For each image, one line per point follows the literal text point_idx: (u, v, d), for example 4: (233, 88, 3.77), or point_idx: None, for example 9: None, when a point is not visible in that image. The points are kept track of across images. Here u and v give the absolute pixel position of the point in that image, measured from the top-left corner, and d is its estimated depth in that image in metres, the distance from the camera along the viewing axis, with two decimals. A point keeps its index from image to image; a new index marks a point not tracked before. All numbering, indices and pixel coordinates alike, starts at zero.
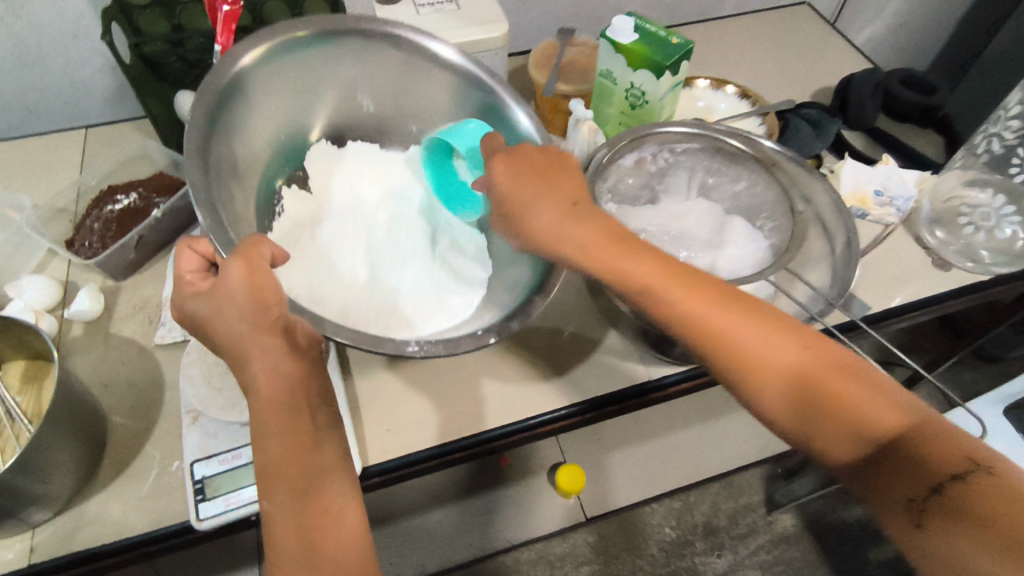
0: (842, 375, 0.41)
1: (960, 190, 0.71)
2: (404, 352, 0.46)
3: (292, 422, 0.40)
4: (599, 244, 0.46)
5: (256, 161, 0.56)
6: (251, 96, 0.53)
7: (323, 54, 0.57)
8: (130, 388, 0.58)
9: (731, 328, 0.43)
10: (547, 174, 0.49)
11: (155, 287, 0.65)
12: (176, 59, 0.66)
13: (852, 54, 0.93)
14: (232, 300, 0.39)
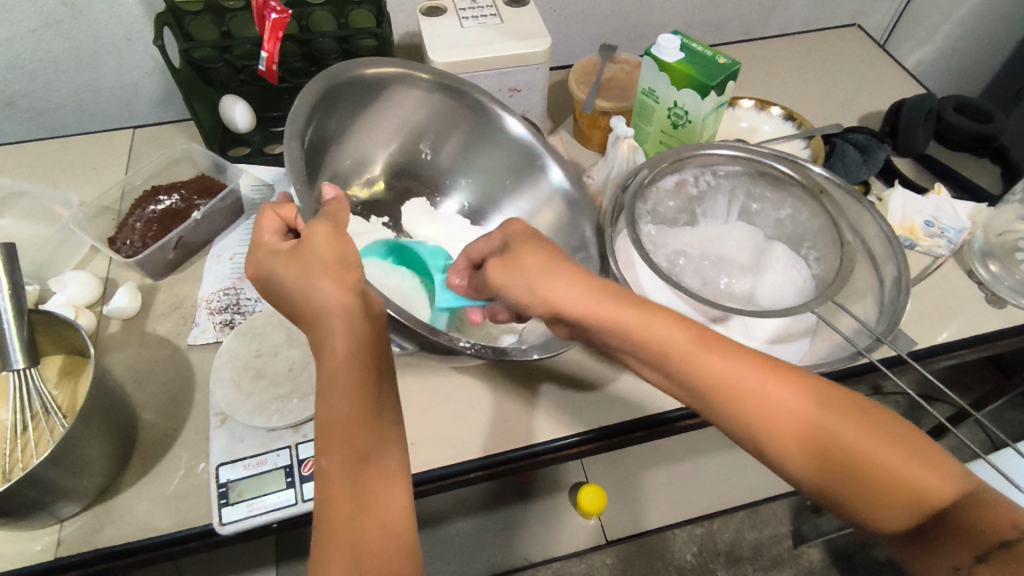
0: (872, 437, 0.38)
1: (1018, 224, 0.66)
2: (457, 346, 0.50)
3: (361, 380, 0.39)
4: (612, 305, 0.44)
5: (330, 162, 0.64)
6: (351, 104, 0.63)
7: (428, 99, 0.66)
8: (162, 386, 0.58)
9: (755, 392, 0.40)
10: (532, 253, 0.46)
11: (191, 287, 0.66)
12: (223, 64, 0.68)
13: (903, 78, 0.90)
14: (321, 258, 0.42)
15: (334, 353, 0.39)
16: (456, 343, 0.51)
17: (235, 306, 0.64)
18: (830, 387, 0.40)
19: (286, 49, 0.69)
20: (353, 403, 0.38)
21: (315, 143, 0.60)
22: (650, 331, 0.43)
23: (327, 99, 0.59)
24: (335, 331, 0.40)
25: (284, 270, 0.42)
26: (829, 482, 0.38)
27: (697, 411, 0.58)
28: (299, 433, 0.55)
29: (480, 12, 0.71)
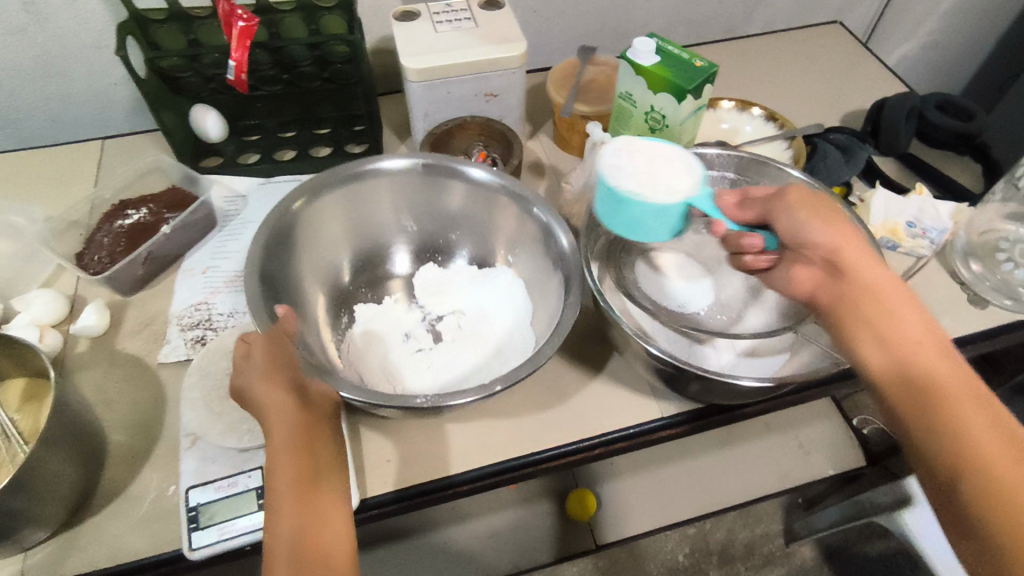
0: (978, 410, 0.40)
1: (1000, 223, 0.67)
2: (411, 404, 0.46)
3: (295, 463, 0.43)
4: (858, 267, 0.47)
5: (314, 283, 0.61)
6: (296, 240, 0.58)
7: (352, 192, 0.61)
8: (132, 407, 0.57)
9: (922, 365, 0.42)
10: (829, 218, 0.50)
11: (162, 303, 0.64)
12: (192, 73, 0.67)
13: (886, 76, 0.90)
14: (257, 363, 0.45)
15: (275, 449, 0.43)
16: (411, 400, 0.47)
17: (207, 321, 0.62)
18: (987, 399, 0.40)
19: (258, 58, 0.68)
20: (290, 495, 0.41)
21: (281, 278, 0.56)
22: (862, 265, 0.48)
23: (275, 239, 0.56)
24: (275, 425, 0.43)
25: (237, 378, 0.45)
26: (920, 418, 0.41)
27: (678, 421, 0.58)
28: None
29: (455, 16, 0.69)
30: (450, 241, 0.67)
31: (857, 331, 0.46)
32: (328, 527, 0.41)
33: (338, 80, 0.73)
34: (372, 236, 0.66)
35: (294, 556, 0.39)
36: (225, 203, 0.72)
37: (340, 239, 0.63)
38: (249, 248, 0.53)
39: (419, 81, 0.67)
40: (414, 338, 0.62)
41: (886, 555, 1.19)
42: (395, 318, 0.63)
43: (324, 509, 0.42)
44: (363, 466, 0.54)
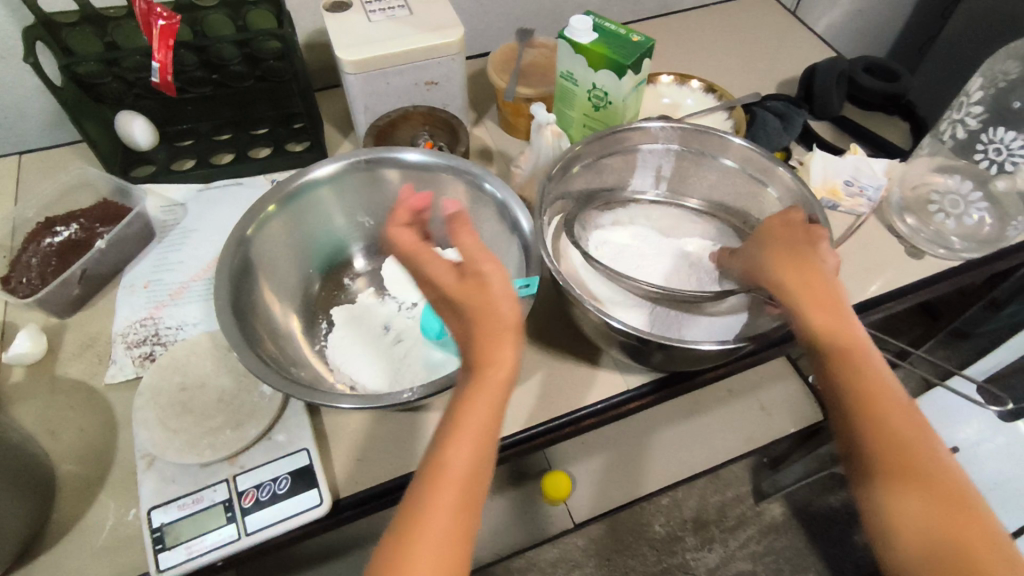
0: (948, 504, 0.40)
1: (930, 176, 0.70)
2: (400, 401, 0.47)
3: (479, 425, 0.39)
4: (808, 287, 0.47)
5: (285, 299, 0.59)
6: (260, 263, 0.56)
7: (295, 211, 0.59)
8: (81, 433, 0.54)
9: (882, 398, 0.43)
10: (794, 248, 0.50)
11: (103, 322, 0.61)
12: (113, 79, 0.64)
13: (815, 43, 0.92)
14: (500, 286, 0.40)
15: (467, 424, 0.38)
16: (399, 396, 0.47)
17: (155, 337, 0.59)
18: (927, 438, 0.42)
19: (183, 58, 0.64)
20: (453, 484, 0.38)
21: (253, 300, 0.54)
22: (856, 375, 0.44)
23: (238, 269, 0.52)
24: (477, 401, 0.39)
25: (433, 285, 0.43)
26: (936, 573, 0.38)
27: (645, 392, 0.59)
28: (236, 464, 0.51)
29: (388, 4, 0.68)
30: None
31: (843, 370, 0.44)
32: (468, 531, 0.38)
33: (271, 78, 0.70)
34: (327, 242, 0.63)
35: (435, 554, 0.36)
36: (162, 212, 0.69)
37: (299, 253, 0.61)
38: (214, 286, 0.50)
39: (357, 73, 0.65)
40: (396, 329, 0.59)
41: (849, 504, 1.25)
42: (372, 313, 0.61)
43: (472, 509, 0.38)
44: (332, 470, 0.53)
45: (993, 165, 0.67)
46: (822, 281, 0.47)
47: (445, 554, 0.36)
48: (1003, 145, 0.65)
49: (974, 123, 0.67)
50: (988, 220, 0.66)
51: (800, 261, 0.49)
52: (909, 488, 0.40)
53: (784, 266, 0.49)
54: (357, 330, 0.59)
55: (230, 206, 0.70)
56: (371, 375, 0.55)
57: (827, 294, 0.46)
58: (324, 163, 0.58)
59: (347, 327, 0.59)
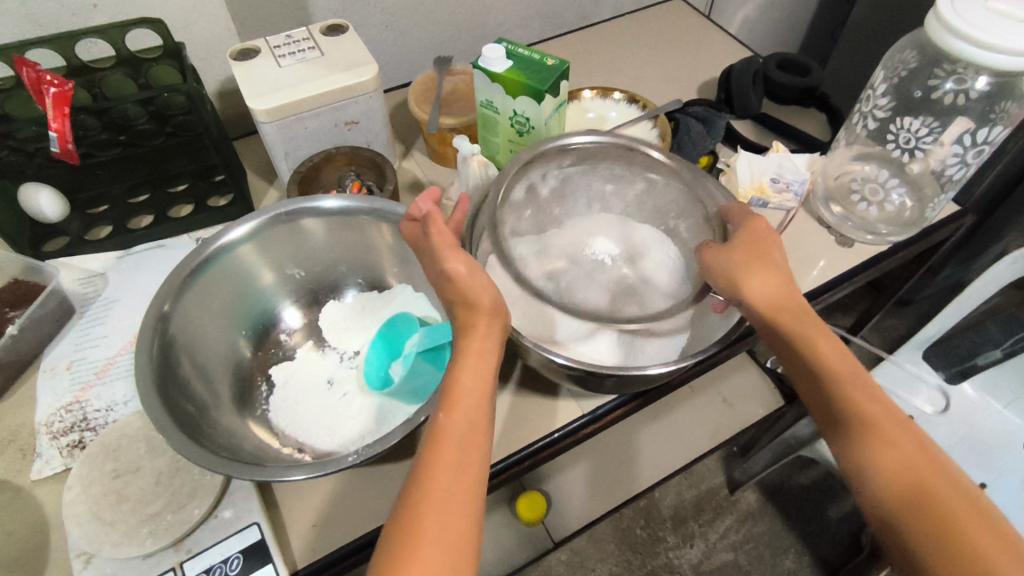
0: (923, 455, 0.45)
1: (849, 165, 0.72)
2: (344, 465, 0.45)
3: (470, 397, 0.43)
4: (752, 287, 0.52)
5: (217, 368, 0.56)
6: (183, 335, 0.53)
7: (213, 277, 0.56)
8: (8, 538, 0.50)
9: (841, 369, 0.48)
10: (753, 249, 0.54)
11: (24, 413, 0.57)
12: (9, 151, 0.60)
13: (731, 42, 0.95)
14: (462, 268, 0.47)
15: (461, 388, 0.43)
16: (344, 459, 0.45)
17: (82, 422, 0.56)
18: (888, 402, 0.47)
19: (83, 122, 0.61)
20: (455, 441, 0.41)
21: (178, 376, 0.51)
22: (816, 345, 0.50)
23: (160, 350, 0.50)
24: (469, 369, 0.44)
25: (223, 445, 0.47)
26: (912, 522, 0.42)
27: (601, 414, 0.58)
28: (181, 550, 0.48)
29: (297, 46, 0.66)
30: (337, 275, 0.64)
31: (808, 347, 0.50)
32: (478, 485, 0.40)
33: (183, 133, 0.66)
34: (255, 301, 0.61)
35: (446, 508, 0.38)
36: (81, 285, 0.65)
37: (224, 315, 0.58)
38: (135, 369, 0.47)
39: (271, 121, 0.63)
40: (340, 382, 0.57)
41: (819, 481, 1.28)
42: (313, 369, 0.59)
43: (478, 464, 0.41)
44: (287, 540, 0.51)
45: (904, 152, 0.70)
46: (775, 273, 0.52)
47: (456, 504, 0.38)
48: (912, 133, 0.68)
49: (882, 113, 0.70)
50: (908, 202, 0.69)
51: (756, 251, 0.53)
52: (878, 442, 0.45)
53: (740, 255, 0.53)
54: (293, 387, 0.57)
55: (154, 270, 0.67)
56: (317, 437, 0.53)
57: (775, 290, 0.52)
58: (237, 227, 0.56)
59: (284, 386, 0.57)
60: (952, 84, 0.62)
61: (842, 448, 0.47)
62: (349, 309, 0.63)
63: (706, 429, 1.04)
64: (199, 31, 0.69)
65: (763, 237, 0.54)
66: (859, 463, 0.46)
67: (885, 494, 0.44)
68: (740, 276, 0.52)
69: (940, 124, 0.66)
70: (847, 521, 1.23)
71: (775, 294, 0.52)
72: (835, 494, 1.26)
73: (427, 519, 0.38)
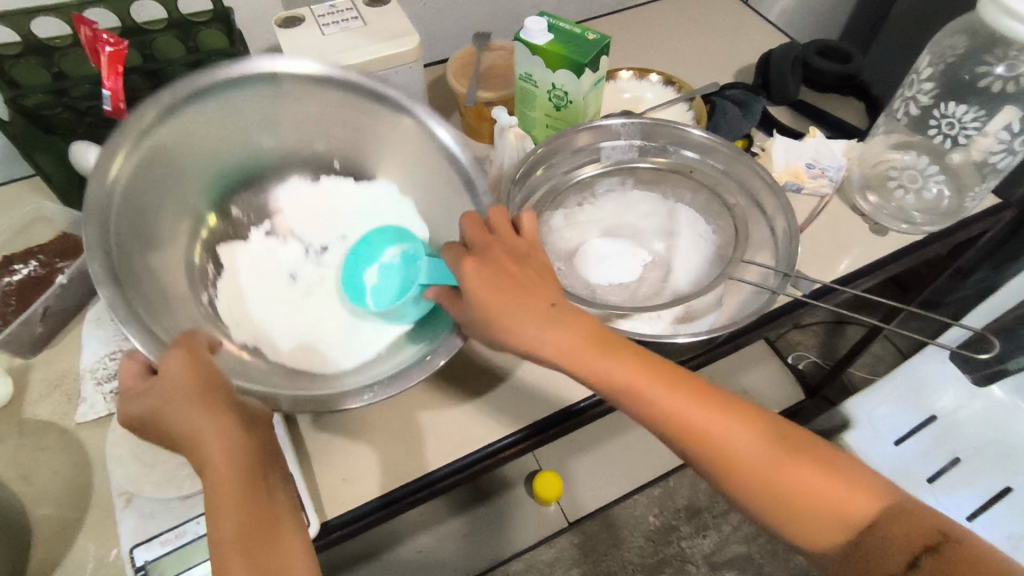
0: (813, 466, 0.42)
1: (887, 153, 0.71)
2: (354, 404, 0.47)
3: None
4: (519, 330, 0.44)
5: (177, 216, 0.53)
6: (152, 190, 0.50)
7: (212, 109, 0.53)
8: (55, 475, 0.53)
9: (694, 413, 0.43)
10: (510, 274, 0.46)
11: (72, 359, 0.59)
12: (63, 109, 0.61)
13: (770, 29, 0.94)
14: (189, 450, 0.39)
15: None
16: (359, 398, 0.47)
17: None
18: (754, 418, 0.44)
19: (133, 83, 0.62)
20: None
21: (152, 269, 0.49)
22: (647, 398, 0.44)
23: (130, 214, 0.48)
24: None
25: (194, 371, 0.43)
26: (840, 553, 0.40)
27: None
28: None
29: (342, 16, 0.67)
30: None
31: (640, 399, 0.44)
32: None
33: None
34: (240, 167, 0.58)
35: None
36: None
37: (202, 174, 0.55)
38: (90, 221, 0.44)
39: None
40: (301, 279, 0.58)
41: None
42: (276, 261, 0.58)
43: None
44: (319, 491, 0.52)
45: (947, 139, 0.69)
46: (563, 307, 0.46)
47: None
48: (956, 120, 0.67)
49: (926, 99, 0.69)
50: (947, 192, 0.68)
51: (501, 259, 0.47)
52: (760, 486, 0.42)
53: (496, 280, 0.46)
54: (254, 275, 0.57)
55: None
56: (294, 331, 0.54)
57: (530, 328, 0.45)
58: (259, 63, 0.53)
59: (239, 266, 0.57)
60: (1004, 69, 0.61)
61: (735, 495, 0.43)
62: (310, 196, 0.60)
63: None
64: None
65: (502, 252, 0.47)
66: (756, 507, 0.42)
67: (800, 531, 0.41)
68: (479, 287, 0.45)
69: (986, 114, 0.64)
70: None
71: (535, 336, 0.45)
72: None
73: None
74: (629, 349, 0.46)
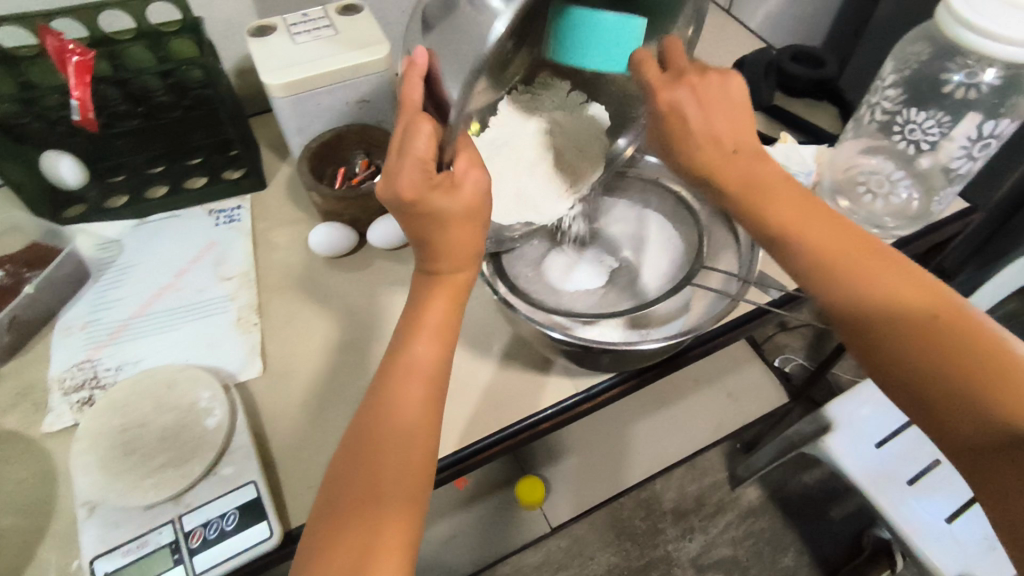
0: (953, 322, 0.41)
1: (856, 158, 0.72)
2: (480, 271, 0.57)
3: (410, 439, 0.43)
4: (725, 165, 0.50)
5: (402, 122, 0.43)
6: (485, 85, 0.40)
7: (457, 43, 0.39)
8: (20, 485, 0.53)
9: (825, 241, 0.46)
10: (737, 112, 0.50)
11: (39, 369, 0.59)
12: (33, 118, 0.62)
13: (747, 36, 0.94)
14: (452, 234, 0.46)
15: (400, 419, 0.44)
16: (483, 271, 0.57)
17: (93, 379, 0.58)
18: (904, 264, 0.44)
19: (104, 93, 0.64)
20: (403, 466, 0.42)
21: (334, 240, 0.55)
22: (780, 215, 0.47)
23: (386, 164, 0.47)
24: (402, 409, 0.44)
25: (454, 201, 0.44)
26: (948, 401, 0.40)
27: (595, 392, 0.59)
28: (181, 504, 0.50)
29: (313, 25, 0.68)
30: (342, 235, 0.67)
31: (769, 217, 0.48)
32: (413, 493, 0.42)
33: (200, 106, 0.69)
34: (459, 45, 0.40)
35: (383, 497, 0.41)
36: (98, 250, 0.68)
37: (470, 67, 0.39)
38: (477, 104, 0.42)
39: (286, 96, 0.65)
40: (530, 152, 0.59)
41: (823, 481, 1.27)
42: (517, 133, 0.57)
43: (414, 487, 0.42)
44: (285, 500, 0.52)
45: (912, 146, 0.69)
46: (727, 115, 0.50)
47: (392, 500, 0.41)
48: (919, 126, 0.68)
49: (890, 104, 0.70)
50: (915, 196, 0.69)
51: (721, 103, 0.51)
52: (885, 317, 0.42)
53: (712, 121, 0.49)
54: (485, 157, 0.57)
55: (169, 239, 0.69)
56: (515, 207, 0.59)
57: (734, 167, 0.50)
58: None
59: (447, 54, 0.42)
60: (963, 77, 0.61)
61: (851, 334, 0.45)
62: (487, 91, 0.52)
63: (710, 422, 1.04)
64: (221, 7, 0.71)
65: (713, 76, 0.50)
66: (876, 345, 0.43)
67: (916, 379, 0.41)
68: (699, 126, 0.49)
69: (951, 119, 0.65)
70: (850, 522, 1.23)
71: (712, 152, 0.50)
72: (839, 494, 1.26)
73: (359, 503, 0.41)
74: (810, 202, 0.48)
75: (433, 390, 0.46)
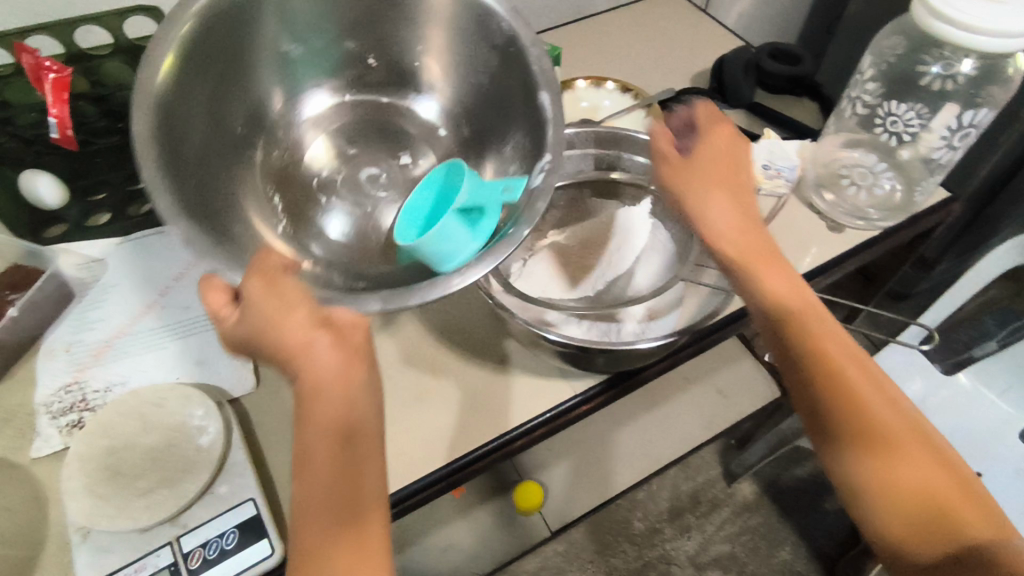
0: (920, 446, 0.46)
1: (838, 151, 0.72)
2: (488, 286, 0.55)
3: (346, 452, 0.40)
4: (747, 255, 0.50)
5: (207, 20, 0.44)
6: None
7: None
8: (8, 513, 0.51)
9: (839, 354, 0.47)
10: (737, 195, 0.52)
11: (23, 393, 0.58)
12: (8, 138, 0.61)
13: (724, 34, 0.95)
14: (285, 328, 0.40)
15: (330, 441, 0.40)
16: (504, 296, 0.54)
17: (81, 403, 0.57)
18: (878, 382, 0.48)
19: (82, 109, 0.63)
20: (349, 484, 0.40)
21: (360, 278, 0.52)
22: (795, 321, 0.48)
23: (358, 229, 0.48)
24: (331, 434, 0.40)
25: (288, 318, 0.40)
26: (915, 521, 0.44)
27: (591, 395, 0.59)
28: (178, 525, 0.49)
29: None
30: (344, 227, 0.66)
31: (790, 321, 0.48)
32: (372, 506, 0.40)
33: None
34: None
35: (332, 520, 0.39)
36: (81, 271, 0.66)
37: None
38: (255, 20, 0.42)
39: None
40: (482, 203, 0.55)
41: (816, 473, 1.28)
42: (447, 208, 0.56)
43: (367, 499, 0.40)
44: (283, 516, 0.52)
45: (894, 137, 0.71)
46: (736, 203, 0.51)
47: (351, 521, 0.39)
48: (900, 118, 0.69)
49: (870, 98, 0.71)
50: (898, 187, 0.70)
51: (721, 174, 0.52)
52: (871, 441, 0.45)
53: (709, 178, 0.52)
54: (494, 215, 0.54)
55: (153, 255, 0.68)
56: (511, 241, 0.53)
57: (771, 268, 0.49)
58: None
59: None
60: (940, 67, 0.63)
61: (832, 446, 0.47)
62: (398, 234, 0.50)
63: (702, 419, 1.04)
64: None
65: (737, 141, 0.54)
66: (855, 464, 0.46)
67: (883, 502, 0.45)
68: (702, 215, 0.51)
69: (929, 110, 0.67)
70: (844, 513, 1.24)
71: (734, 235, 0.50)
72: (831, 486, 1.27)
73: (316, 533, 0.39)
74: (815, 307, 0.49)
75: (371, 414, 0.42)
